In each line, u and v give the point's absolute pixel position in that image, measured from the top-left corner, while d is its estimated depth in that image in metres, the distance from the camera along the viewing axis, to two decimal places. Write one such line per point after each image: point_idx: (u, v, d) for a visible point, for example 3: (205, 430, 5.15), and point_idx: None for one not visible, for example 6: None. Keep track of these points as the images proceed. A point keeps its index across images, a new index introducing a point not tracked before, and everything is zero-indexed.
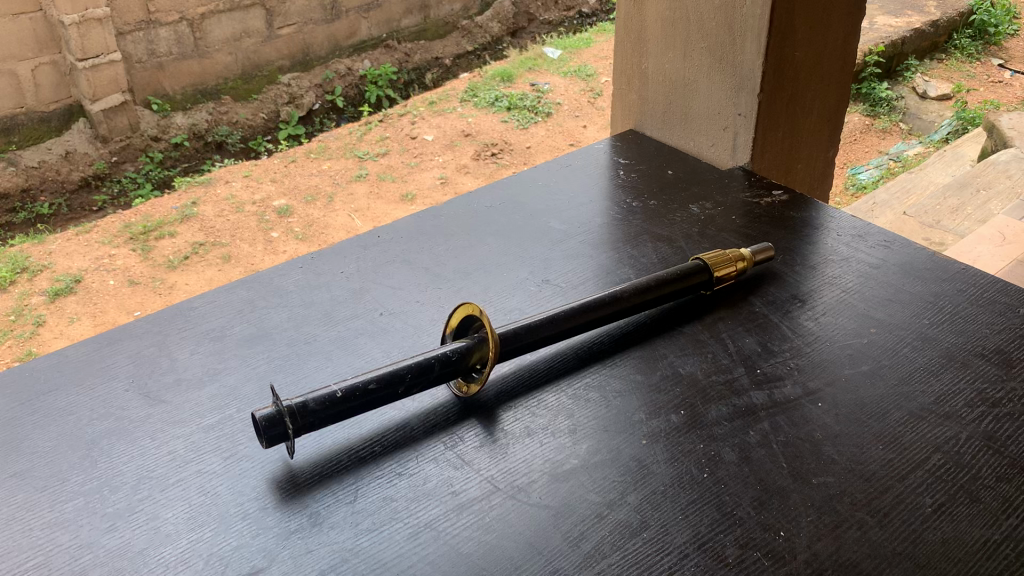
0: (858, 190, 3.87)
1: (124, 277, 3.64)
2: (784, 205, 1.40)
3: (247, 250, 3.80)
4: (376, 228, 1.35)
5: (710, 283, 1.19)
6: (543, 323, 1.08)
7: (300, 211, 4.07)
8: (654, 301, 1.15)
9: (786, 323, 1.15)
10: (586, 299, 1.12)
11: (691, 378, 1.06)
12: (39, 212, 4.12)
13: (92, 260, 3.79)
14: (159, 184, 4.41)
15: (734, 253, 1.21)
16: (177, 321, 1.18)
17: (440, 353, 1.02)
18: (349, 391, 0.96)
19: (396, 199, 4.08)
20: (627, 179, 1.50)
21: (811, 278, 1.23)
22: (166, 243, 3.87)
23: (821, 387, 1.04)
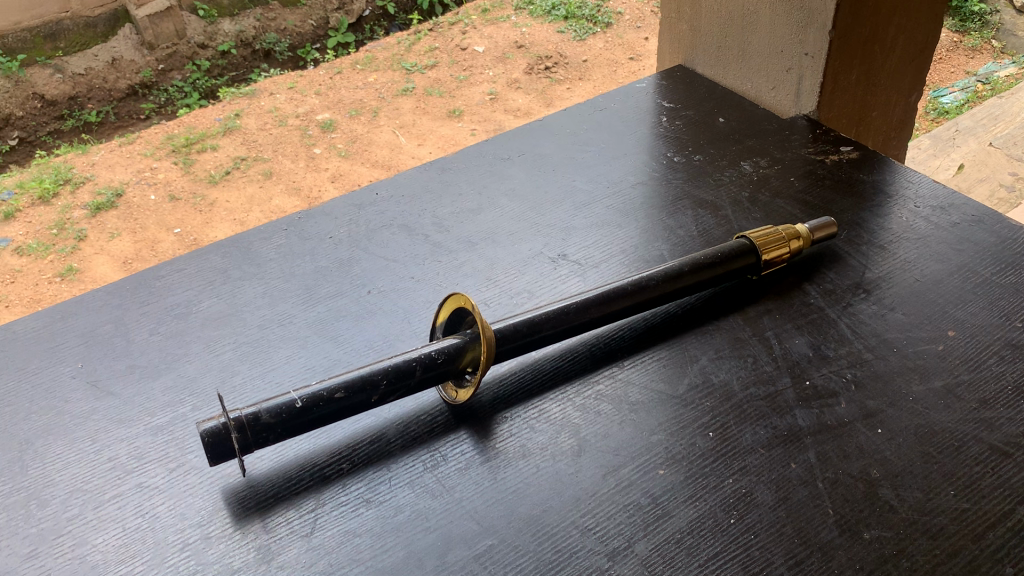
0: (939, 114, 3.54)
1: (165, 192, 3.30)
2: (853, 167, 1.19)
3: (289, 166, 3.42)
4: (374, 184, 1.19)
5: (757, 267, 1.00)
6: (550, 317, 0.91)
7: (345, 127, 3.66)
8: (687, 290, 0.97)
9: (845, 321, 0.96)
10: (605, 287, 0.95)
11: (724, 389, 0.89)
12: (86, 119, 3.88)
13: (134, 172, 3.44)
14: (205, 93, 4.13)
15: (790, 230, 1.01)
16: (141, 292, 1.04)
17: (423, 354, 0.86)
18: (312, 401, 0.81)
19: (443, 116, 3.69)
20: (669, 127, 1.30)
21: (880, 262, 1.03)
22: (208, 157, 3.50)
23: (882, 408, 0.86)
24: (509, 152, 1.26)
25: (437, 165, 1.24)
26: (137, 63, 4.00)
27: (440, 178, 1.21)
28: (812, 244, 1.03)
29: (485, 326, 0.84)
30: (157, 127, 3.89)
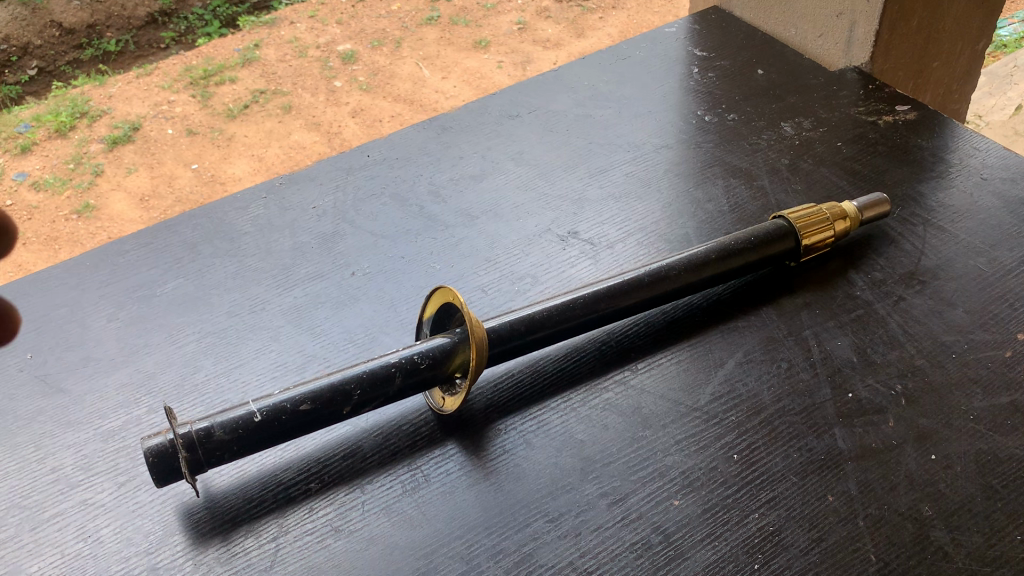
0: (998, 47, 3.27)
1: (183, 124, 2.52)
2: (910, 130, 1.04)
3: (310, 100, 2.63)
4: (366, 146, 1.07)
5: (796, 252, 0.87)
6: (554, 314, 0.78)
7: (365, 57, 2.88)
8: (713, 280, 0.84)
9: (897, 318, 0.83)
10: (618, 277, 0.82)
11: (752, 401, 0.77)
12: (105, 49, 2.79)
13: (152, 107, 2.59)
14: (228, 22, 3.02)
15: (836, 209, 0.88)
16: (101, 271, 0.94)
17: (403, 359, 0.74)
18: (273, 415, 0.71)
19: (469, 46, 2.96)
20: (701, 80, 1.15)
21: (939, 245, 0.90)
22: (229, 90, 2.68)
23: (936, 428, 0.74)
24: (519, 108, 1.12)
25: (437, 123, 1.11)
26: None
27: (439, 139, 1.08)
28: (860, 225, 0.89)
29: (477, 325, 0.73)
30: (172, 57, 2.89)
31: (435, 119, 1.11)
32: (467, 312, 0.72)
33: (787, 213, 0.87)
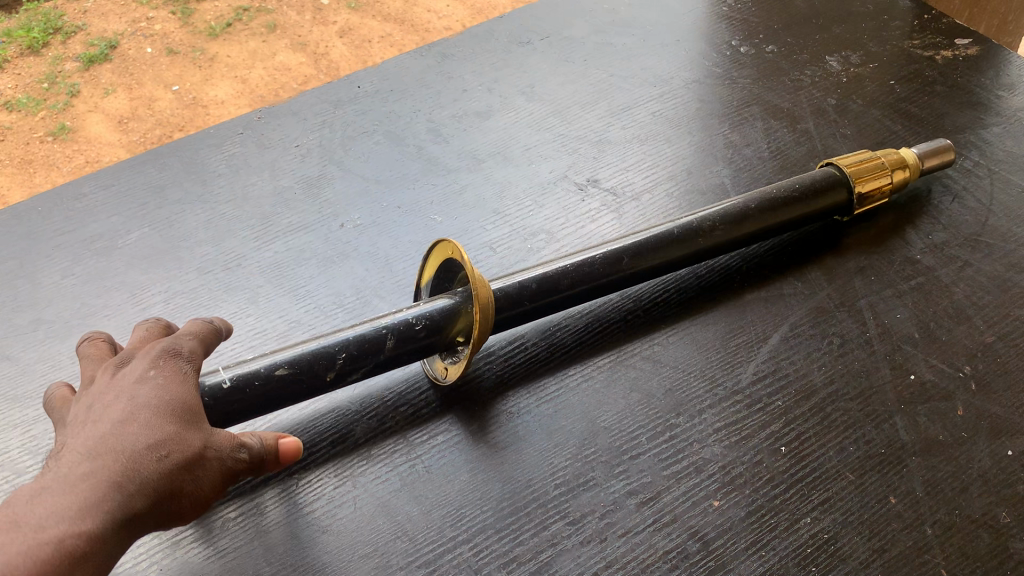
0: None
1: (162, 44, 1.66)
2: (971, 69, 0.92)
3: None
4: (357, 76, 0.95)
5: (848, 207, 0.76)
6: (571, 272, 0.67)
7: None
8: (754, 236, 0.73)
9: (963, 286, 0.73)
10: (644, 231, 0.71)
11: (800, 383, 0.67)
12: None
13: (129, 22, 1.69)
14: None
15: (893, 156, 0.77)
16: (55, 218, 0.82)
17: (396, 321, 0.63)
18: (241, 383, 0.58)
19: None
20: (734, 5, 1.02)
21: (1007, 201, 0.79)
22: (215, 7, 1.76)
23: (1011, 419, 0.65)
24: (530, 34, 1.00)
25: (436, 49, 0.98)
26: None
27: (439, 69, 0.95)
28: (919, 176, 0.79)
29: (481, 279, 0.62)
30: None
31: (434, 45, 0.99)
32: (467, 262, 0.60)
33: (838, 160, 0.77)
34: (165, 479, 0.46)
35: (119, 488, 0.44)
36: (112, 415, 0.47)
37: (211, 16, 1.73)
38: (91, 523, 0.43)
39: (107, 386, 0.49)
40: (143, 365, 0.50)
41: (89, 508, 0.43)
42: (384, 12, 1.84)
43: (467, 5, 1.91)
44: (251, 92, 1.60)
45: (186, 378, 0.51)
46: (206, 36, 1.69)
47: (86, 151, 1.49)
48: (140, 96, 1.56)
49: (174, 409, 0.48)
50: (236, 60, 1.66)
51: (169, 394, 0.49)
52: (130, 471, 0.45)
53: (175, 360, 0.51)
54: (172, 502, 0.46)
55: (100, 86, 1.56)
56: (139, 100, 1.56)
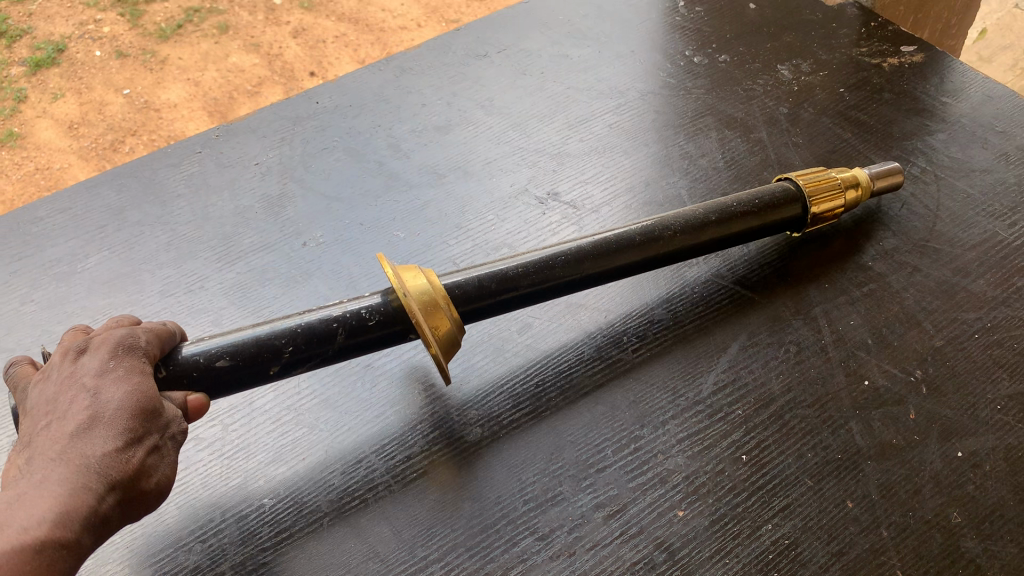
0: None
1: (110, 46, 1.65)
2: (917, 76, 0.95)
3: None
4: (316, 92, 0.95)
5: (801, 221, 0.77)
6: (530, 271, 0.66)
7: None
8: (711, 243, 0.73)
9: (913, 292, 0.75)
10: (604, 233, 0.70)
11: (759, 392, 0.69)
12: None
13: (73, 28, 1.67)
14: None
15: (847, 176, 0.77)
16: (11, 243, 0.81)
17: (347, 313, 0.61)
18: (177, 372, 0.57)
19: None
20: (688, 16, 1.04)
21: (953, 208, 0.82)
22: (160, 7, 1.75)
23: (961, 421, 0.67)
24: (488, 47, 1.01)
25: (394, 63, 0.98)
26: None
27: (397, 83, 0.96)
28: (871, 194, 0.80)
29: (438, 284, 0.62)
30: None
31: (393, 59, 0.99)
32: (420, 320, 0.60)
33: (795, 176, 0.77)
34: (132, 477, 0.49)
35: (91, 490, 0.46)
36: (78, 416, 0.49)
37: (161, 17, 1.72)
38: (68, 530, 0.45)
39: (69, 379, 0.51)
40: (102, 358, 0.51)
41: (65, 515, 0.45)
42: (337, 11, 1.84)
43: (421, 2, 1.92)
44: (205, 95, 1.60)
45: (145, 373, 0.53)
46: (158, 39, 1.68)
47: (36, 157, 1.50)
48: (90, 101, 1.57)
49: (136, 403, 0.50)
50: (187, 61, 1.66)
51: (132, 388, 0.51)
52: (97, 473, 0.47)
53: (132, 352, 0.53)
54: (138, 496, 0.49)
55: (48, 91, 1.57)
56: (89, 104, 1.56)
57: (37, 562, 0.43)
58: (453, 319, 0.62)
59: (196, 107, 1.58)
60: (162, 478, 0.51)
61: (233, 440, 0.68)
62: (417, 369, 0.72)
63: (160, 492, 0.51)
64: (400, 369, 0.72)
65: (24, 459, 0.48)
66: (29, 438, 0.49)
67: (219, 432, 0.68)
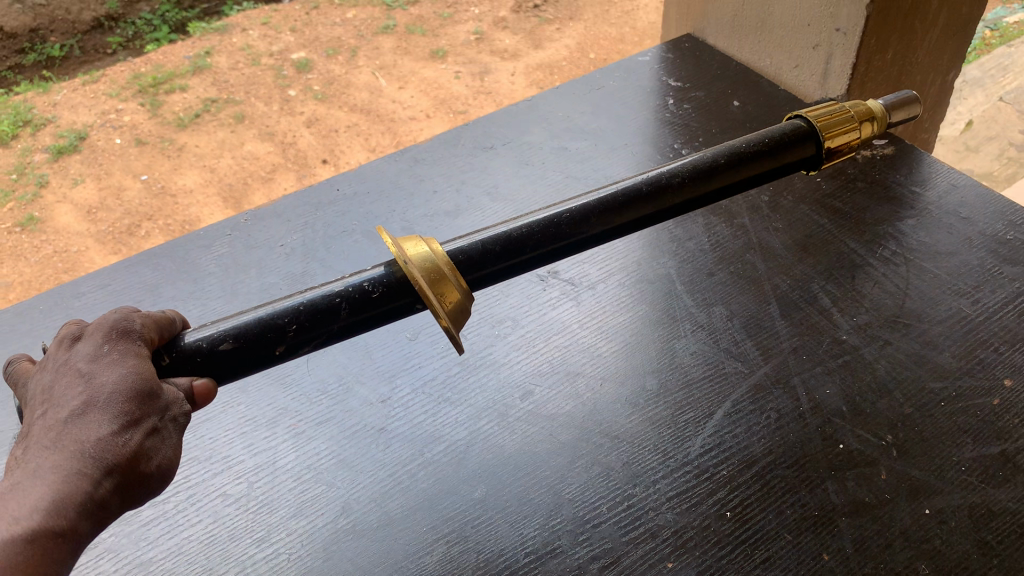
0: None
1: (129, 134, 2.12)
2: (887, 167, 1.04)
3: (262, 110, 2.21)
4: (336, 180, 1.04)
5: (817, 160, 0.72)
6: (534, 232, 0.61)
7: (354, 50, 2.47)
8: (723, 188, 0.68)
9: (884, 363, 0.82)
10: (609, 188, 0.65)
11: (743, 454, 0.75)
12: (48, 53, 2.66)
13: (97, 114, 2.19)
14: (177, 27, 2.65)
15: (860, 108, 0.72)
16: (56, 317, 0.89)
17: (348, 286, 0.56)
18: (182, 358, 0.55)
19: (401, 33, 2.55)
20: (677, 112, 1.13)
21: (921, 288, 0.89)
22: (175, 99, 2.25)
23: (929, 481, 0.72)
24: (493, 140, 1.10)
25: (409, 155, 1.08)
26: None
27: (411, 172, 1.05)
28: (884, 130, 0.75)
29: (440, 253, 0.55)
30: (124, 66, 2.47)
31: (407, 151, 1.09)
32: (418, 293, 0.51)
33: (806, 111, 0.72)
34: (128, 461, 0.49)
35: (85, 477, 0.48)
36: (72, 402, 0.50)
37: (180, 108, 2.21)
38: (62, 520, 0.46)
39: (64, 366, 0.52)
40: (95, 342, 0.52)
41: (58, 506, 0.46)
42: (349, 103, 2.25)
43: (428, 94, 2.29)
44: (220, 182, 1.99)
45: (141, 355, 0.53)
46: (176, 127, 2.16)
47: (55, 240, 1.86)
48: (110, 186, 1.98)
49: (129, 387, 0.50)
50: (204, 149, 2.09)
51: (126, 371, 0.51)
52: (90, 459, 0.48)
53: (127, 332, 0.53)
54: (139, 479, 0.50)
55: (70, 176, 2.00)
56: (114, 189, 1.97)
57: (29, 553, 0.44)
58: (460, 287, 0.54)
59: (210, 194, 1.97)
60: (162, 461, 0.51)
61: (257, 495, 0.74)
62: (427, 433, 0.78)
63: (162, 475, 0.51)
64: (412, 432, 0.78)
65: (24, 447, 0.50)
66: (30, 424, 0.51)
67: (245, 488, 0.74)
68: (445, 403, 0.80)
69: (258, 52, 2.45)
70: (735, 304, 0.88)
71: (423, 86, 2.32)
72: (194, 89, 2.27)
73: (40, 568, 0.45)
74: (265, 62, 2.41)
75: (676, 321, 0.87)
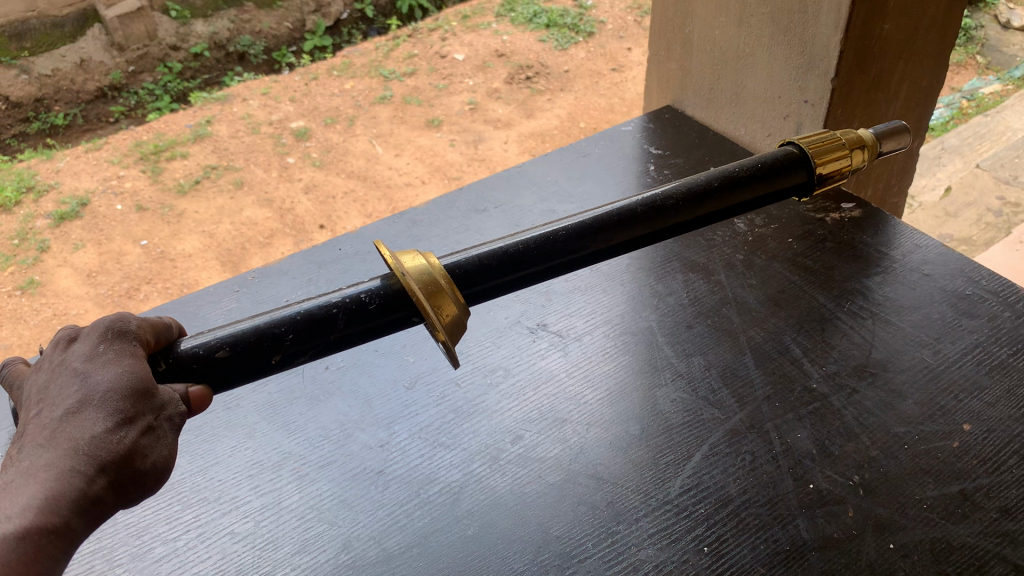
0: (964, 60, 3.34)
1: (130, 200, 2.19)
2: (855, 227, 1.11)
3: (261, 176, 2.30)
4: (337, 240, 1.10)
5: (807, 185, 0.80)
6: (535, 247, 0.67)
7: (350, 119, 2.57)
8: (713, 211, 0.74)
9: (852, 409, 0.87)
10: (608, 207, 0.70)
11: (719, 493, 0.80)
12: (53, 123, 2.76)
13: (100, 181, 2.27)
14: (177, 98, 2.99)
15: (851, 137, 0.80)
16: None
17: (346, 297, 0.60)
18: (180, 363, 0.59)
19: (397, 103, 2.67)
20: (658, 176, 1.21)
21: (886, 339, 0.95)
22: (176, 166, 2.34)
23: (893, 517, 0.77)
24: (485, 203, 1.17)
25: (406, 217, 1.15)
26: (105, 64, 2.89)
27: (409, 233, 1.12)
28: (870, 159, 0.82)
29: (437, 266, 0.60)
30: (125, 134, 2.62)
31: (405, 213, 1.16)
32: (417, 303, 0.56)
33: (799, 138, 0.80)
34: (123, 457, 0.52)
35: (79, 474, 0.50)
36: (68, 401, 0.53)
37: (181, 174, 2.30)
38: (56, 516, 0.49)
39: (60, 366, 0.55)
40: (91, 343, 0.56)
41: (52, 503, 0.49)
42: (346, 169, 2.35)
43: (423, 160, 2.39)
44: (219, 247, 2.05)
45: (136, 355, 0.56)
46: (176, 193, 2.23)
47: (55, 302, 1.87)
48: (111, 252, 2.03)
49: (124, 387, 0.54)
50: (202, 214, 2.16)
51: (120, 371, 0.54)
52: (85, 456, 0.51)
53: (123, 334, 0.57)
54: (134, 477, 0.53)
55: (70, 242, 2.04)
56: (114, 254, 2.03)
57: (24, 548, 0.47)
58: (456, 302, 0.59)
59: (209, 258, 2.03)
60: (157, 459, 0.54)
61: (263, 533, 0.78)
62: (423, 475, 0.83)
63: (158, 473, 0.54)
64: (409, 474, 0.83)
65: (20, 446, 0.53)
66: (26, 424, 0.54)
67: (252, 527, 0.79)
68: (440, 447, 0.85)
69: (258, 121, 2.56)
70: (712, 355, 0.94)
71: (419, 153, 2.42)
72: (194, 157, 2.37)
73: (36, 564, 0.47)
74: (264, 130, 2.51)
75: (657, 370, 0.93)
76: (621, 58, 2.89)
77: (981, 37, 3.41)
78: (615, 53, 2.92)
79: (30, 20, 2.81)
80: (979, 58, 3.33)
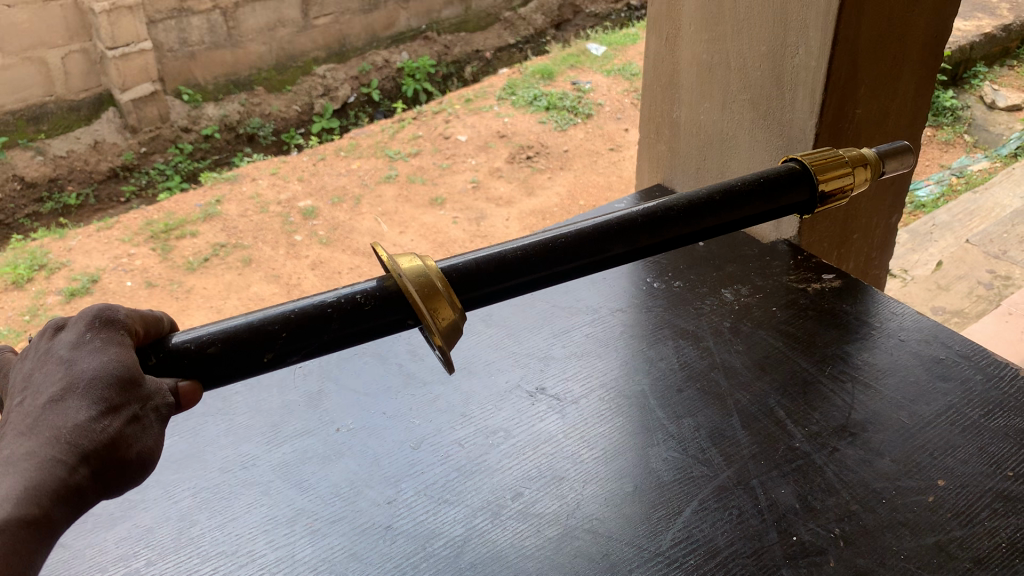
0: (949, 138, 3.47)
1: (141, 277, 2.24)
2: (836, 296, 1.18)
3: (268, 253, 2.38)
4: None
5: (810, 201, 0.92)
6: (546, 249, 0.77)
7: (355, 198, 2.67)
8: (708, 224, 0.86)
9: (833, 466, 0.92)
10: (613, 216, 0.82)
11: (708, 546, 0.84)
12: (65, 203, 2.81)
13: (110, 258, 2.34)
14: (188, 177, 3.11)
15: (855, 155, 0.92)
16: None
17: (340, 298, 0.70)
18: (172, 356, 0.66)
19: (402, 182, 2.78)
20: None
21: (865, 401, 1.00)
22: (185, 245, 2.42)
23: (872, 567, 0.81)
24: None
25: None
26: (119, 146, 2.99)
27: None
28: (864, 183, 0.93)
29: (433, 270, 0.69)
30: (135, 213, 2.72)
31: None
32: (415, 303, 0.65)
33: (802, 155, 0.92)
34: (107, 445, 0.58)
35: (60, 463, 0.56)
36: (53, 388, 0.59)
37: (189, 253, 2.37)
38: (36, 508, 0.55)
39: (48, 353, 0.62)
40: (77, 333, 0.62)
41: (30, 495, 0.55)
42: (351, 246, 2.44)
43: (426, 236, 2.48)
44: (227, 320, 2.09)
45: (121, 344, 0.63)
46: (185, 270, 2.30)
47: None
48: None
49: (105, 376, 0.60)
50: (210, 290, 2.23)
51: (104, 360, 0.60)
52: (66, 446, 0.57)
53: (108, 323, 0.63)
54: (118, 463, 0.59)
55: None
56: None
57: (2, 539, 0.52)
58: (452, 307, 0.68)
59: None
60: (142, 447, 0.60)
61: None
62: (428, 531, 0.88)
63: (142, 460, 0.60)
64: (415, 529, 0.88)
65: (5, 433, 0.59)
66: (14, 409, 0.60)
67: None
68: (445, 503, 0.91)
69: (266, 200, 2.66)
70: (701, 417, 1.00)
71: (422, 230, 2.52)
72: (203, 237, 2.45)
73: (15, 555, 0.53)
74: (272, 210, 2.60)
75: (650, 431, 0.98)
76: (619, 139, 3.01)
77: (968, 116, 3.54)
78: (613, 135, 3.04)
79: (48, 104, 2.82)
80: (967, 137, 3.45)
